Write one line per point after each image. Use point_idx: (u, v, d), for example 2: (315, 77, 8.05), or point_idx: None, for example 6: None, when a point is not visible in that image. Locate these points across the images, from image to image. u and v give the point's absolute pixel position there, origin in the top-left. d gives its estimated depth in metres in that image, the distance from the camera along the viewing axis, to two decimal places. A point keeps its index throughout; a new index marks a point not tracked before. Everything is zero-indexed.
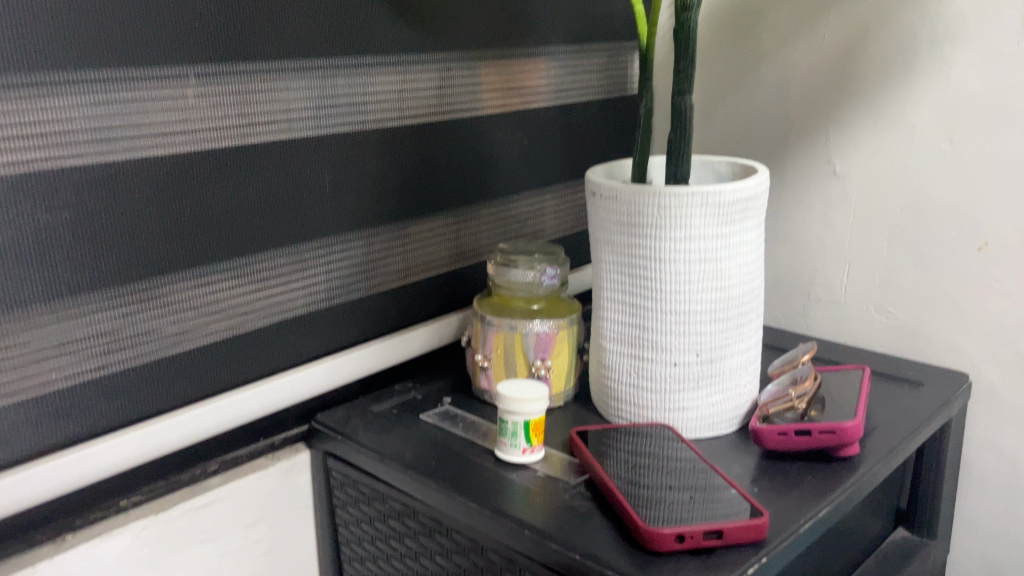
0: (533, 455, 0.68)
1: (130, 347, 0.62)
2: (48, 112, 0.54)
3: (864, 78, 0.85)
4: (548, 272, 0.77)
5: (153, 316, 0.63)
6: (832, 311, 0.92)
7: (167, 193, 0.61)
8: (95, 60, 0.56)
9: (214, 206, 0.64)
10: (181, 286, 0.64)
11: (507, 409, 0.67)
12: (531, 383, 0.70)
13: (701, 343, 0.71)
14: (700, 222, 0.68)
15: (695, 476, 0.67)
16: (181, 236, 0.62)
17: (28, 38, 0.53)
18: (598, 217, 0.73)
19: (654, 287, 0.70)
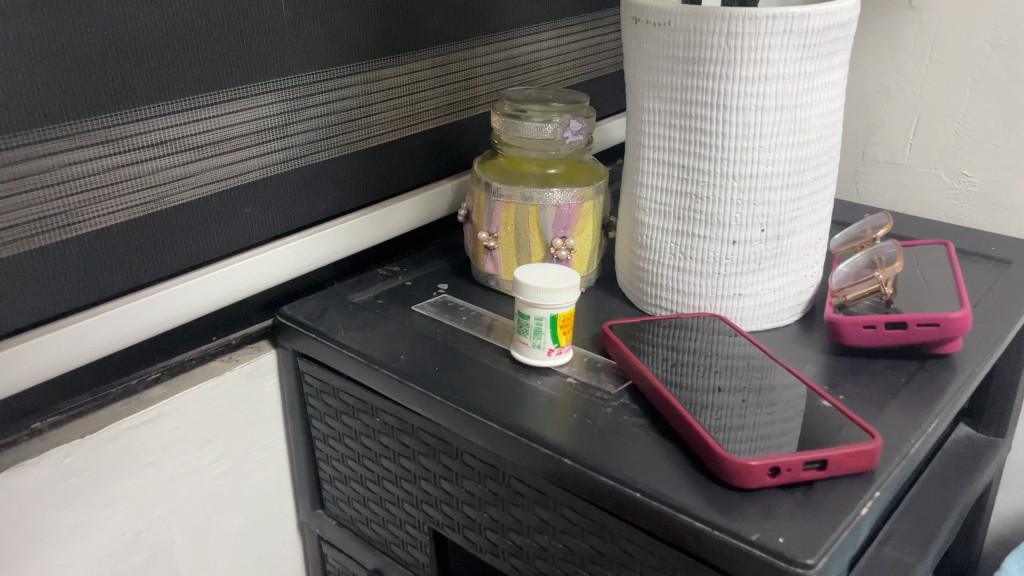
0: (560, 357, 0.55)
1: (19, 226, 0.45)
2: None
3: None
4: (572, 127, 0.61)
5: (55, 180, 0.46)
6: (891, 176, 0.78)
7: (52, 6, 0.43)
8: None
9: (129, 27, 0.46)
10: (91, 139, 0.47)
11: (529, 303, 0.53)
12: (555, 268, 0.55)
13: (769, 216, 0.56)
14: (779, 56, 0.52)
15: (744, 375, 0.54)
16: (84, 68, 0.45)
17: None
18: (640, 51, 0.57)
19: (713, 143, 0.54)
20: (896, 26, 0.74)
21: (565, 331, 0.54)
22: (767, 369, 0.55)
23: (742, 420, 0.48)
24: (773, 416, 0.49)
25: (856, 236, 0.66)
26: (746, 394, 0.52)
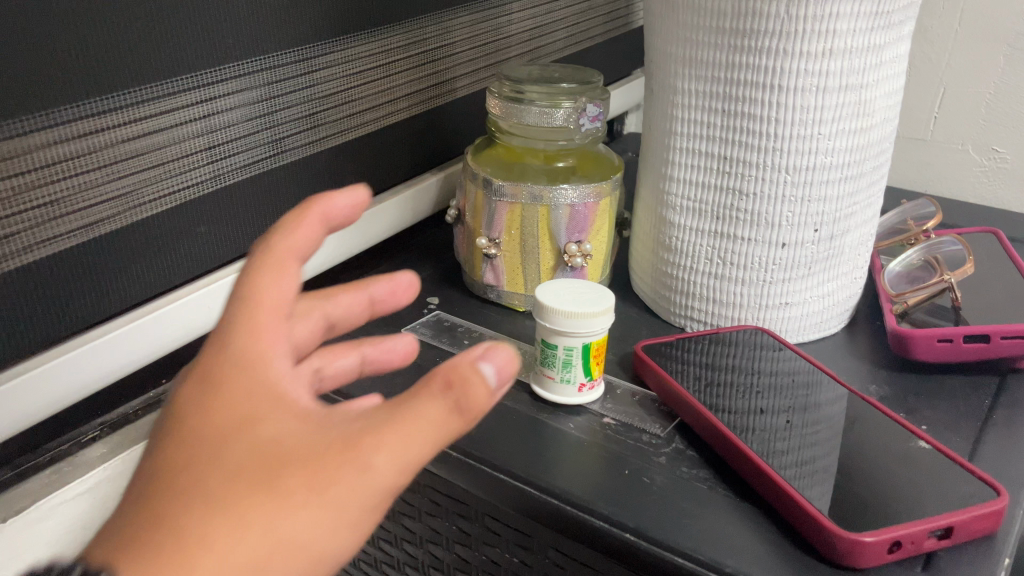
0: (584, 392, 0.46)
1: None
2: None
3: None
4: (589, 112, 0.51)
5: None
6: (910, 152, 0.72)
7: None
8: None
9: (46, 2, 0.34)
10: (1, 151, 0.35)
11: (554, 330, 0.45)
12: (580, 292, 0.46)
13: (824, 213, 0.48)
14: (849, 26, 0.43)
15: (789, 394, 0.46)
16: None
17: None
18: (674, 20, 0.48)
19: (765, 131, 0.46)
20: None
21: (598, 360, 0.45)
22: (820, 384, 0.47)
23: (789, 440, 0.42)
24: (816, 438, 0.42)
25: (898, 229, 0.60)
26: (798, 415, 0.45)
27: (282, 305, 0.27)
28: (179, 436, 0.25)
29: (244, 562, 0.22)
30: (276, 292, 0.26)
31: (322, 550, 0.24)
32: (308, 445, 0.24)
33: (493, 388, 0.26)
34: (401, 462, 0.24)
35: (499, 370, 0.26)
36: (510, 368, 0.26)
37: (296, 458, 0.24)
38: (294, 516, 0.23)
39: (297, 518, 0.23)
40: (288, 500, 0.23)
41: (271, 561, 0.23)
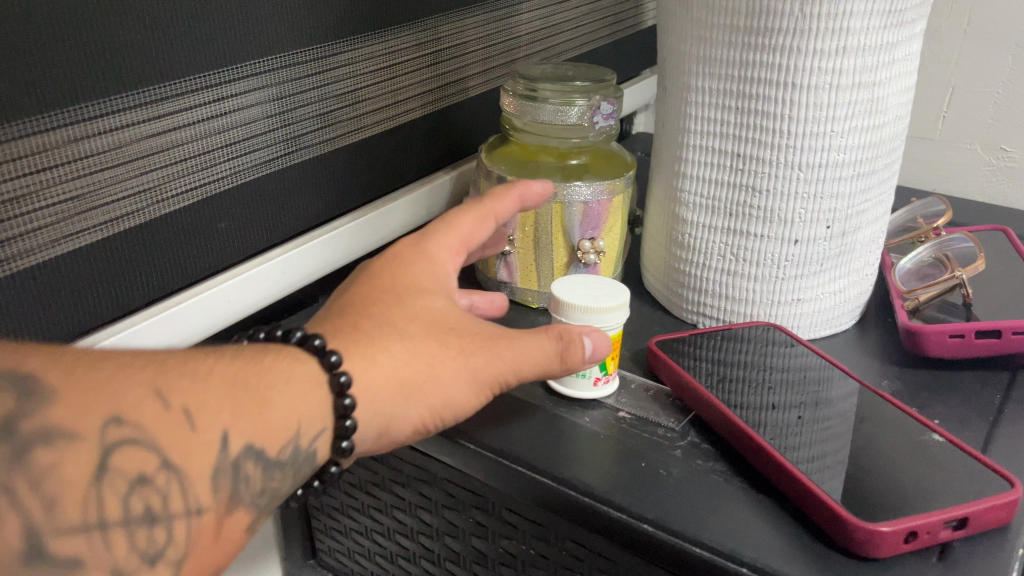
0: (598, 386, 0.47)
1: None
2: None
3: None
4: (603, 110, 0.52)
5: None
6: (919, 152, 0.72)
7: None
8: None
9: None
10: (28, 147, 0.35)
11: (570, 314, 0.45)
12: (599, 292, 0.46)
13: (836, 210, 0.49)
14: (862, 24, 0.44)
15: (801, 389, 0.47)
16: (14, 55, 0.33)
17: None
18: (687, 18, 0.48)
19: (778, 128, 0.46)
20: None
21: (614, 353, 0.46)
22: (833, 379, 0.48)
23: (803, 433, 0.42)
24: (827, 433, 0.43)
25: (907, 227, 0.60)
26: (809, 409, 0.45)
27: (467, 235, 0.43)
28: (383, 284, 0.39)
29: (411, 374, 0.37)
30: (467, 227, 0.43)
31: (449, 399, 0.38)
32: (463, 334, 0.39)
33: (585, 356, 0.41)
34: (522, 364, 0.39)
35: (595, 346, 0.42)
36: (603, 348, 0.42)
37: (459, 323, 0.39)
38: (443, 371, 0.37)
39: (441, 365, 0.37)
40: (443, 350, 0.38)
41: (421, 390, 0.37)
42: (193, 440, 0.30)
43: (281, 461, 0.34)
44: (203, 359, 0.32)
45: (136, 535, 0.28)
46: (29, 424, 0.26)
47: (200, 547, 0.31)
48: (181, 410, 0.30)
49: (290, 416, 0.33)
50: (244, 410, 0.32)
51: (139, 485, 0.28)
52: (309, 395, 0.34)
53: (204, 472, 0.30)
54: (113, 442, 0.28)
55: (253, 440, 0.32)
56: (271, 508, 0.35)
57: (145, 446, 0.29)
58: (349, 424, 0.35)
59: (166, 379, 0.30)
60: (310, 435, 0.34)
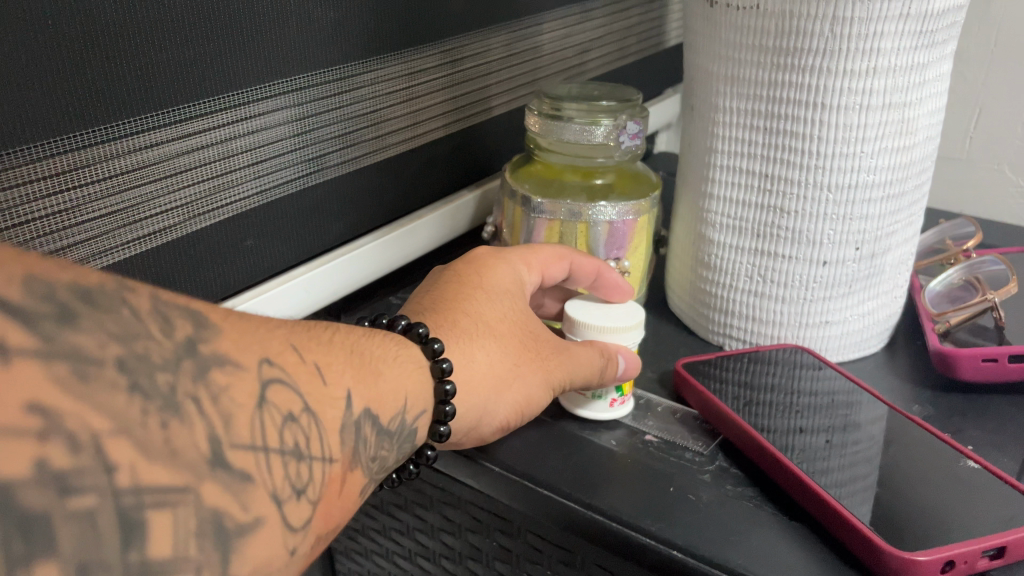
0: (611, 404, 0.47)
1: None
2: None
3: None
4: (628, 130, 0.52)
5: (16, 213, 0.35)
6: (945, 172, 0.72)
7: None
8: None
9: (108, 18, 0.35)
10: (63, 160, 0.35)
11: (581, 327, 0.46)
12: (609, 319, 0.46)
13: (865, 231, 0.48)
14: (893, 45, 0.43)
15: (829, 413, 0.46)
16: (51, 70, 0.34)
17: None
18: (713, 38, 0.48)
19: (807, 149, 0.46)
20: None
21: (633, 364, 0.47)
22: (861, 402, 0.47)
23: (834, 458, 0.42)
24: (855, 458, 0.42)
25: (935, 248, 0.60)
26: (837, 433, 0.44)
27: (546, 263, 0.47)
28: (472, 283, 0.43)
29: (503, 372, 0.41)
30: (547, 258, 0.47)
31: (531, 398, 0.42)
32: (541, 340, 0.43)
33: (617, 376, 0.44)
34: (581, 372, 0.43)
35: (629, 366, 0.44)
36: (632, 369, 0.45)
37: (541, 332, 0.43)
38: (527, 372, 0.41)
39: (527, 366, 0.41)
40: (531, 354, 0.42)
41: (508, 385, 0.41)
42: (325, 391, 0.31)
43: (391, 431, 0.34)
44: (321, 327, 0.33)
45: (290, 468, 0.27)
46: (206, 347, 0.26)
47: (329, 500, 0.30)
48: (314, 365, 0.31)
49: (399, 389, 0.35)
50: (361, 376, 0.33)
51: (291, 420, 0.28)
52: (415, 376, 0.36)
53: (336, 423, 0.31)
54: (266, 377, 0.28)
55: (372, 404, 0.33)
56: (376, 480, 0.34)
57: (290, 388, 0.29)
58: (449, 410, 0.37)
59: (297, 337, 0.31)
60: (415, 410, 0.36)
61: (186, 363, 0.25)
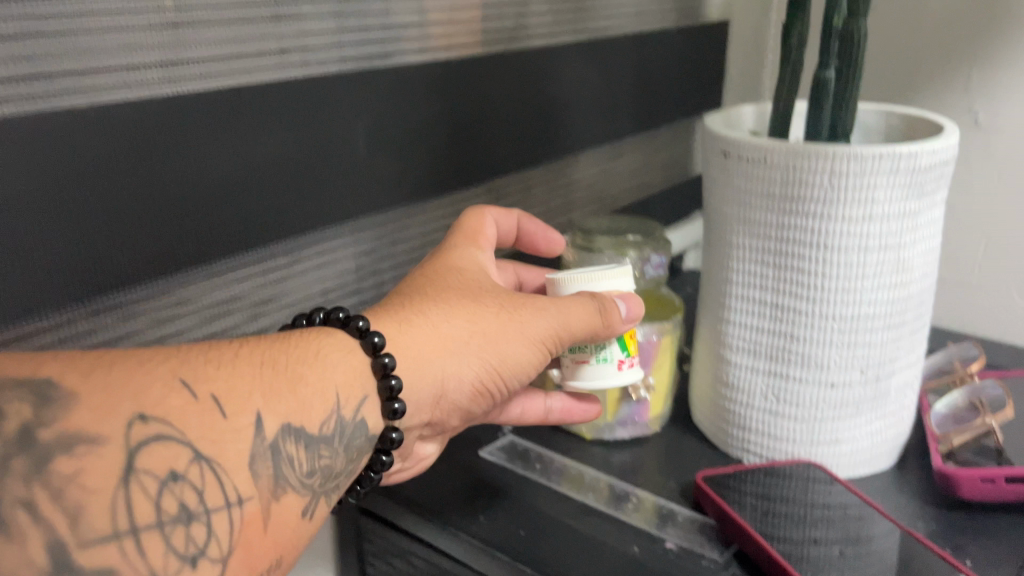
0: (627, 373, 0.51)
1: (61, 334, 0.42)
2: None
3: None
4: (653, 261, 0.58)
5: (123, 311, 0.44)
6: (959, 295, 0.76)
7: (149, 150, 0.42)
8: None
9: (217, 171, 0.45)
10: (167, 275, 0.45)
11: (557, 281, 0.50)
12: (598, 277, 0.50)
13: (869, 358, 0.53)
14: (885, 195, 0.49)
15: (839, 527, 0.50)
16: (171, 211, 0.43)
17: None
18: (726, 184, 0.54)
19: (813, 283, 0.51)
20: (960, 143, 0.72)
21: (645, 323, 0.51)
22: (868, 516, 0.51)
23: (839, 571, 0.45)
24: (861, 569, 0.45)
25: (944, 370, 0.64)
26: (844, 546, 0.48)
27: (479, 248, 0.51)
28: (416, 277, 0.48)
29: (457, 332, 0.45)
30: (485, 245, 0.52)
31: (499, 355, 0.46)
32: (497, 296, 0.47)
33: (622, 319, 0.48)
34: (561, 314, 0.47)
35: (628, 310, 0.48)
36: (636, 311, 0.48)
37: (491, 294, 0.47)
38: (485, 327, 0.46)
39: (481, 322, 0.46)
40: (482, 311, 0.46)
41: (467, 345, 0.45)
42: (227, 424, 0.35)
43: (326, 437, 0.39)
44: (225, 348, 0.37)
45: (176, 533, 0.32)
46: (45, 431, 0.30)
47: (249, 533, 0.35)
48: (207, 398, 0.34)
49: (325, 384, 0.39)
50: (270, 393, 0.37)
51: (171, 479, 0.32)
52: (344, 362, 0.41)
53: (241, 458, 0.35)
54: (137, 440, 0.31)
55: (290, 418, 0.37)
56: (325, 487, 0.40)
57: (173, 441, 0.32)
58: (394, 383, 0.41)
59: (189, 371, 0.35)
60: (351, 404, 0.40)
61: (18, 459, 0.29)
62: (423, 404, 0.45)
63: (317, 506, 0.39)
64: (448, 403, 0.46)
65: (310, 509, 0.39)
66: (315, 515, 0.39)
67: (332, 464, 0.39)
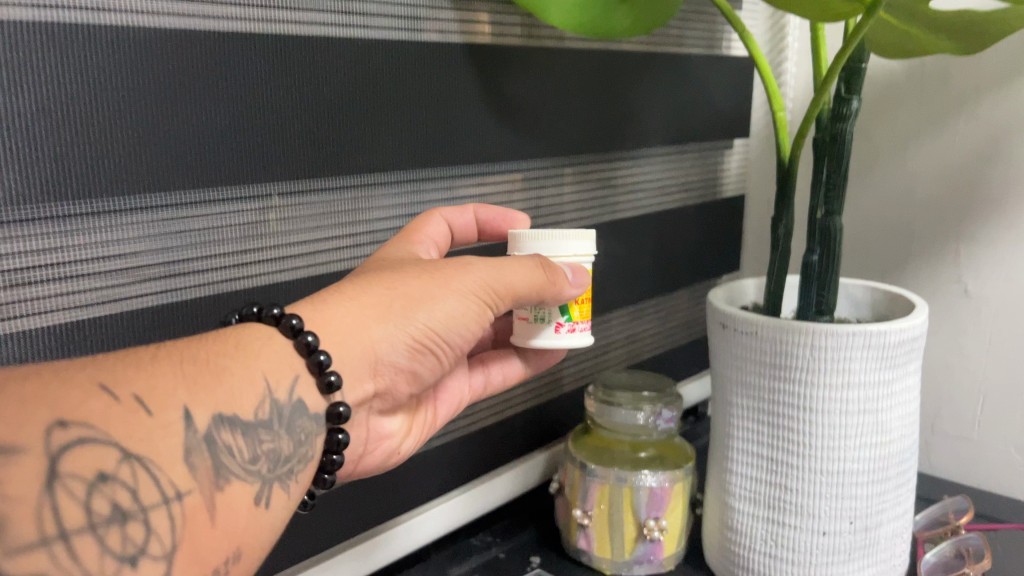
0: (569, 337, 0.52)
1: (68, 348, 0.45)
2: (119, 236, 0.46)
3: (1005, 177, 0.75)
4: (664, 415, 0.67)
5: None
6: (959, 449, 0.81)
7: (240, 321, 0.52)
8: (180, 183, 0.47)
9: None
10: None
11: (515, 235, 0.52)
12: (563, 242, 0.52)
13: (856, 508, 0.59)
14: (860, 367, 0.57)
15: None
16: None
17: (127, 179, 0.45)
18: (726, 351, 0.63)
19: (802, 440, 0.59)
20: (955, 309, 0.80)
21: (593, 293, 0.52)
22: None
23: None
24: None
25: (939, 520, 0.69)
26: None
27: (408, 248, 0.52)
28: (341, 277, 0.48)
29: (380, 299, 0.46)
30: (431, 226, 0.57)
31: (430, 318, 0.47)
32: (422, 272, 0.48)
33: (566, 284, 0.49)
34: (491, 275, 0.48)
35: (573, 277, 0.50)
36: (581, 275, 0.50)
37: (414, 268, 0.48)
38: (411, 291, 0.46)
39: (403, 287, 0.46)
40: (404, 280, 0.47)
41: (391, 311, 0.46)
42: (152, 422, 0.34)
43: (264, 421, 0.39)
44: (141, 351, 0.37)
45: (115, 538, 0.31)
46: None
47: (194, 528, 0.34)
48: (129, 399, 0.33)
49: (252, 370, 0.40)
50: (190, 380, 0.36)
51: (99, 483, 0.31)
52: (263, 346, 0.41)
53: (173, 451, 0.34)
54: (59, 444, 0.30)
55: (221, 409, 0.37)
56: (272, 473, 0.40)
57: (96, 443, 0.32)
58: (322, 358, 0.42)
59: (108, 375, 0.33)
60: (282, 387, 0.41)
61: None
62: (365, 374, 0.46)
63: (271, 494, 0.39)
64: (391, 369, 0.48)
65: (263, 497, 0.39)
66: (271, 503, 0.39)
67: (278, 447, 0.40)
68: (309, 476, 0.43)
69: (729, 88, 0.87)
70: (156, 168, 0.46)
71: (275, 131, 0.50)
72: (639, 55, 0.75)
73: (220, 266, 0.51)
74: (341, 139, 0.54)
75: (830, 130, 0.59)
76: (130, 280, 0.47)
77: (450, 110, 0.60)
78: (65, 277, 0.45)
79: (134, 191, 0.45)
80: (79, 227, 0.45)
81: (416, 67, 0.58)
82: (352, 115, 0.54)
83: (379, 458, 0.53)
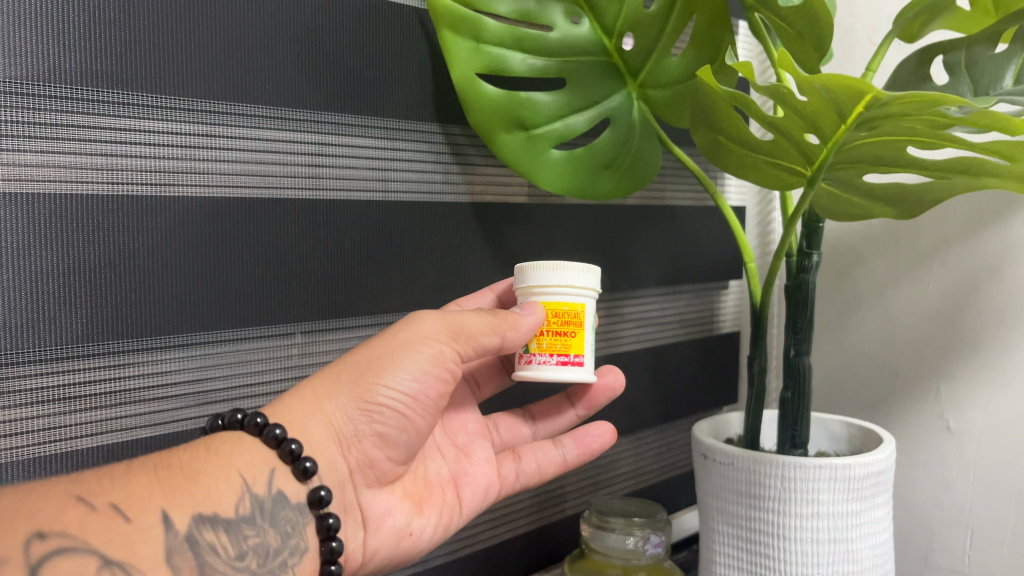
0: (530, 368, 0.57)
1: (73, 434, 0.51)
2: (160, 364, 0.54)
3: (977, 321, 0.80)
4: (651, 540, 0.71)
5: None
6: None
7: None
8: (218, 322, 0.55)
9: None
10: None
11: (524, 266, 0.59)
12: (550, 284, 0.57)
13: None
14: (828, 497, 0.61)
15: None
16: None
17: (170, 319, 0.53)
18: (709, 480, 0.68)
19: (778, 567, 0.63)
20: (940, 447, 0.84)
21: (552, 327, 0.57)
22: None
23: None
24: None
25: None
26: None
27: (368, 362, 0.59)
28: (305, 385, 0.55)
29: (333, 377, 0.53)
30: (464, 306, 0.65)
31: (377, 372, 0.52)
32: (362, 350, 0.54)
33: (517, 321, 0.55)
34: (432, 327, 0.54)
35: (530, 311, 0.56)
36: (534, 306, 0.56)
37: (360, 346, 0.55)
38: (360, 358, 0.53)
39: (348, 360, 0.53)
40: (353, 353, 0.54)
41: (336, 382, 0.52)
42: (130, 527, 0.39)
43: (245, 517, 0.45)
44: (121, 462, 0.43)
45: None
46: None
47: None
48: (103, 507, 0.39)
49: (228, 464, 0.46)
50: (167, 488, 0.42)
51: None
52: (232, 444, 0.48)
53: (154, 552, 0.40)
54: (38, 556, 0.35)
55: (199, 508, 0.43)
56: (262, 567, 0.45)
57: (75, 551, 0.37)
58: (291, 445, 0.48)
59: (84, 490, 0.39)
60: (259, 481, 0.47)
61: None
62: (334, 449, 0.52)
63: None
64: (358, 442, 0.54)
65: None
66: None
67: (264, 541, 0.46)
68: (307, 566, 0.48)
69: (722, 236, 0.95)
70: (193, 304, 0.53)
71: (295, 279, 0.58)
72: (636, 208, 0.84)
73: (238, 387, 0.58)
74: (358, 286, 0.62)
75: (795, 279, 0.66)
76: (164, 400, 0.54)
77: (458, 260, 0.69)
78: (114, 402, 0.52)
79: (178, 330, 0.53)
80: (135, 358, 0.52)
81: (428, 226, 0.66)
82: (368, 266, 0.62)
83: (390, 539, 0.57)
